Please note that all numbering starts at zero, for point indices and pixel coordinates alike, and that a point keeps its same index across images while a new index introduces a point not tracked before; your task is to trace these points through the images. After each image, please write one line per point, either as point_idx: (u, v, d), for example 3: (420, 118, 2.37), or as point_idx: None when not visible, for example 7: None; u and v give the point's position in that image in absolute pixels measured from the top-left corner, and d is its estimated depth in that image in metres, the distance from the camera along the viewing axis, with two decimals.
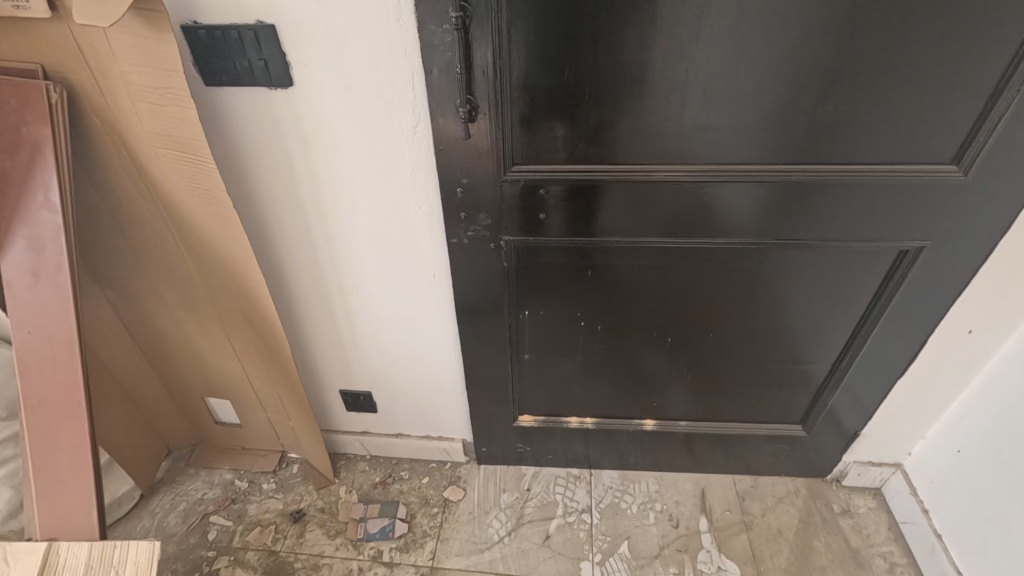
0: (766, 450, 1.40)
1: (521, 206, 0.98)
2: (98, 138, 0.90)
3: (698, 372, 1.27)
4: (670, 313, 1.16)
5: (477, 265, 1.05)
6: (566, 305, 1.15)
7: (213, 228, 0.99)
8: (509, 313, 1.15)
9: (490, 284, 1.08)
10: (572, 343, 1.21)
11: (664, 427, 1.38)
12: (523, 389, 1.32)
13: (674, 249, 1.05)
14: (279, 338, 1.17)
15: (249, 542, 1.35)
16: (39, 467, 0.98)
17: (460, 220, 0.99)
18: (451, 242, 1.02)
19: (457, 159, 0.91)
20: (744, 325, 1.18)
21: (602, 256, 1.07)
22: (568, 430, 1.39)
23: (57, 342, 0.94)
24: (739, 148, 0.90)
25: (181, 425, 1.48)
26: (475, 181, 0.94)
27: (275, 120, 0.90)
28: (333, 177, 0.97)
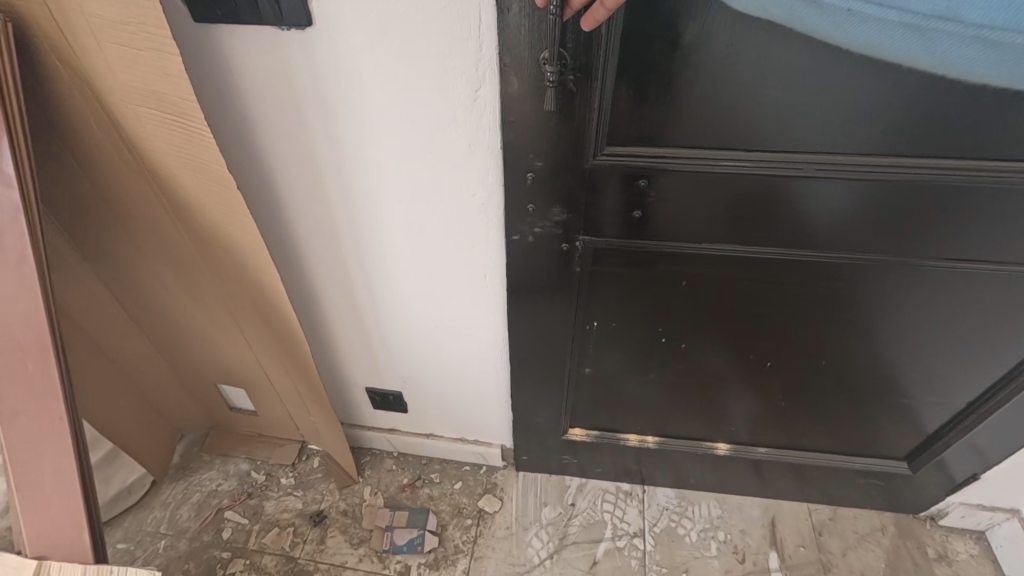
0: (853, 482, 1.21)
1: (610, 201, 0.77)
2: (61, 88, 0.69)
3: (791, 397, 1.07)
4: (766, 333, 0.96)
5: (542, 267, 0.85)
6: (645, 319, 0.95)
7: (214, 209, 0.79)
8: (575, 323, 0.96)
9: (555, 287, 0.88)
10: (646, 360, 1.03)
11: (738, 451, 1.19)
12: (577, 401, 1.13)
13: (791, 264, 0.84)
14: (295, 331, 0.99)
15: (266, 546, 1.24)
16: (22, 480, 0.83)
17: (528, 213, 0.78)
18: (511, 239, 0.81)
19: (530, 133, 0.68)
20: (862, 349, 0.96)
21: (697, 264, 0.86)
22: (623, 447, 1.21)
23: (30, 345, 0.78)
24: (917, 138, 0.67)
25: (192, 410, 1.35)
26: (555, 166, 0.72)
27: (289, 76, 0.68)
28: (363, 153, 0.75)
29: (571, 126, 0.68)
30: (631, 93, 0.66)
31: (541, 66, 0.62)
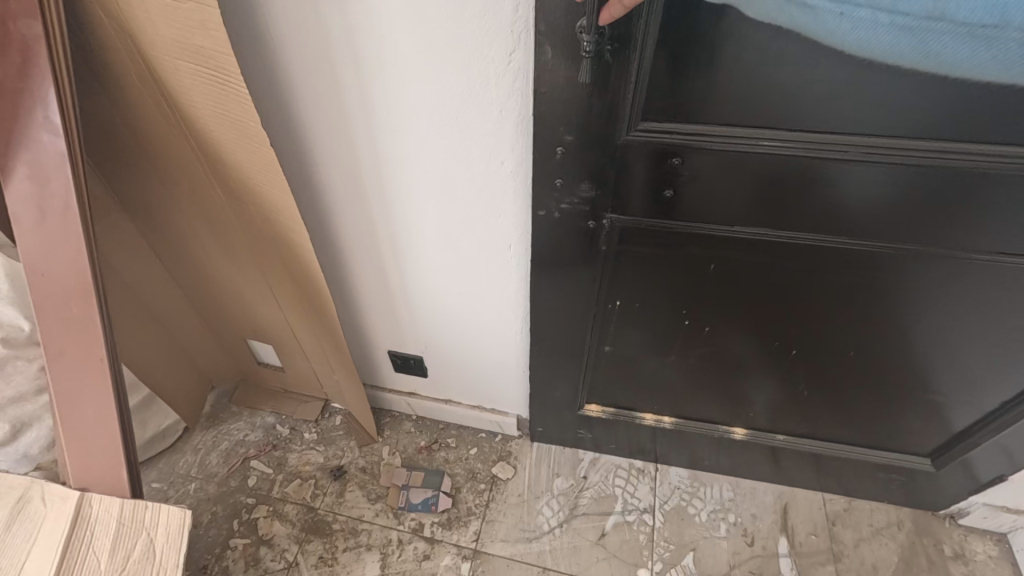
0: (871, 475, 1.19)
1: (641, 179, 0.76)
2: (105, 41, 0.70)
3: (814, 386, 1.05)
4: (793, 321, 0.94)
5: (568, 243, 0.84)
6: (669, 300, 0.94)
7: (250, 168, 0.80)
8: (598, 300, 0.95)
9: (579, 263, 0.88)
10: (667, 341, 1.02)
11: (755, 437, 1.18)
12: (595, 378, 1.14)
13: (826, 252, 0.82)
14: (322, 291, 1.02)
15: (288, 495, 1.29)
16: (69, 416, 0.89)
17: (556, 188, 0.77)
18: (538, 214, 0.81)
19: (563, 105, 0.67)
20: (894, 342, 0.93)
21: (728, 248, 0.84)
22: (638, 426, 1.22)
23: (74, 290, 0.81)
24: (976, 122, 0.63)
25: (223, 362, 1.41)
26: (587, 141, 0.71)
27: (324, 33, 0.67)
28: (395, 115, 0.75)
29: (607, 99, 0.66)
30: (671, 65, 0.64)
31: (578, 34, 0.60)
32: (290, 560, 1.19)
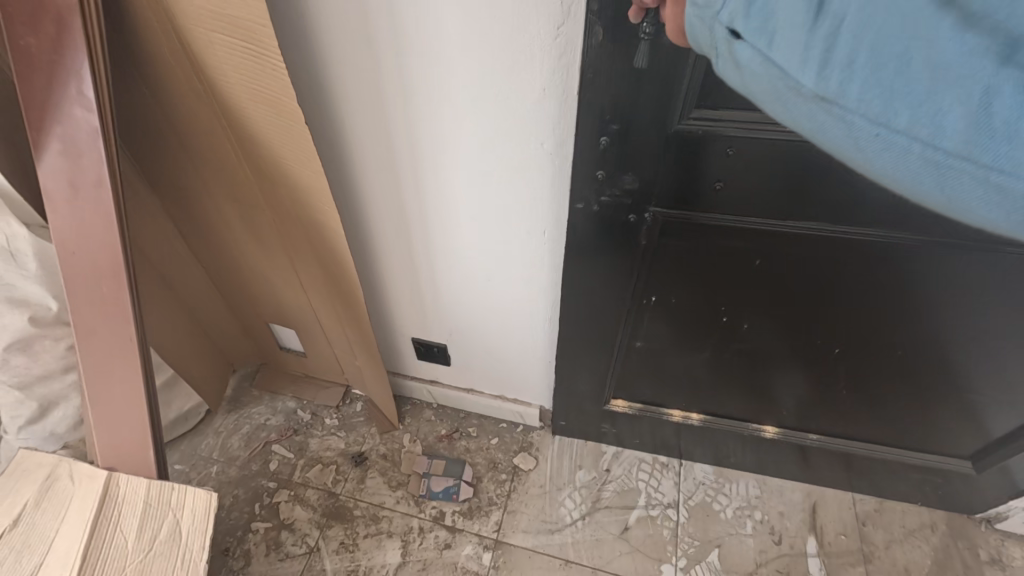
0: (906, 478, 1.15)
1: (686, 171, 0.73)
2: (139, 13, 0.69)
3: (853, 386, 1.01)
4: (834, 321, 0.91)
5: (606, 236, 0.82)
6: (708, 297, 0.92)
7: (283, 146, 0.79)
8: (632, 296, 0.93)
9: (615, 255, 0.85)
10: (703, 339, 0.99)
11: (787, 436, 1.15)
12: (623, 373, 1.11)
13: (877, 248, 0.78)
14: (348, 274, 1.00)
15: (310, 479, 1.29)
16: (100, 395, 0.89)
17: (596, 180, 0.75)
18: (574, 207, 0.78)
19: (611, 87, 0.64)
20: (942, 344, 0.89)
21: (772, 243, 0.81)
22: (665, 422, 1.19)
23: (105, 269, 0.81)
24: None
25: (246, 345, 1.40)
26: (633, 129, 0.69)
27: (363, 6, 0.65)
28: (431, 94, 0.73)
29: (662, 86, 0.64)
30: None
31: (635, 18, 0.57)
32: (312, 545, 1.19)
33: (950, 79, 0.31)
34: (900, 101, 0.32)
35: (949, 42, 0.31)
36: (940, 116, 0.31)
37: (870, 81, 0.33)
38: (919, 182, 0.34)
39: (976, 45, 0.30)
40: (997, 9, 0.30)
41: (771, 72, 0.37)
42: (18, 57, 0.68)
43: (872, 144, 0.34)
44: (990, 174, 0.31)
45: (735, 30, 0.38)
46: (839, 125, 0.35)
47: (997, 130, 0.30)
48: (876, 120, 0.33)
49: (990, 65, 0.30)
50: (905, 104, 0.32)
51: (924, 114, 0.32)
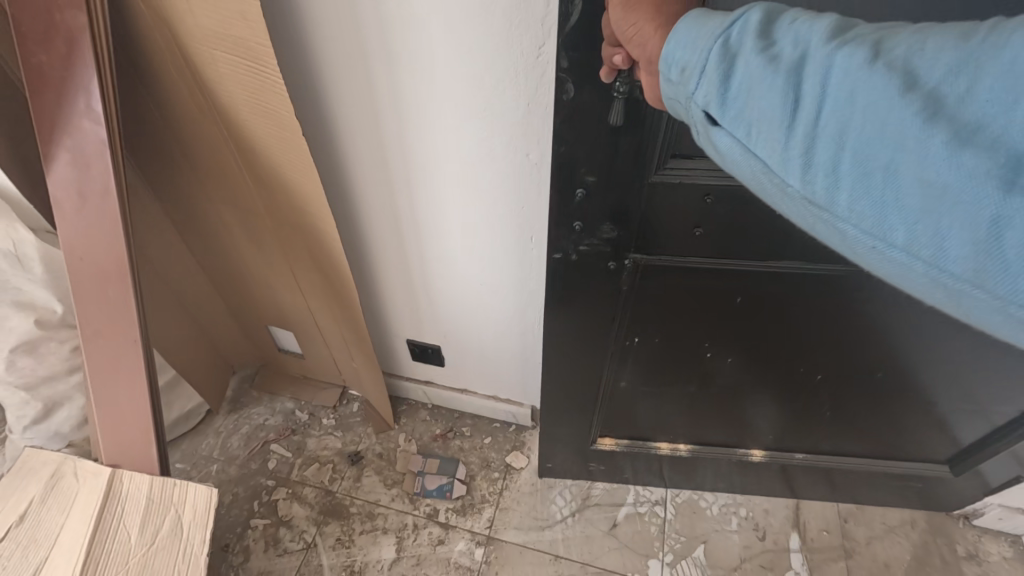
0: (888, 483, 1.18)
1: (665, 218, 0.77)
2: (145, 31, 0.72)
3: (835, 406, 1.04)
4: (812, 351, 0.94)
5: (589, 282, 0.86)
6: (694, 334, 0.95)
7: (282, 156, 0.83)
8: (616, 337, 0.96)
9: (598, 298, 0.88)
10: (688, 373, 1.03)
11: (774, 457, 1.17)
12: (607, 412, 1.13)
13: (852, 288, 0.82)
14: (344, 276, 1.04)
15: (307, 478, 1.32)
16: (105, 395, 0.93)
17: (573, 231, 0.78)
18: (553, 255, 0.82)
19: (589, 145, 0.68)
20: (916, 365, 0.92)
21: (752, 284, 0.85)
22: (654, 456, 1.20)
23: (111, 273, 0.84)
24: None
25: (245, 347, 1.44)
26: (610, 183, 0.72)
27: (357, 25, 0.69)
28: (423, 107, 0.76)
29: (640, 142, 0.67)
30: None
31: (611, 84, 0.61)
32: (309, 541, 1.22)
33: (945, 198, 0.30)
34: (892, 214, 0.32)
35: (942, 161, 0.30)
36: (940, 236, 0.30)
37: (858, 191, 0.33)
38: (928, 292, 0.33)
39: (973, 167, 0.29)
40: (994, 125, 0.28)
41: (757, 169, 0.38)
42: (30, 73, 0.72)
43: (870, 252, 0.34)
44: (1001, 301, 0.29)
45: (711, 117, 0.39)
46: (833, 229, 0.35)
47: (1004, 255, 0.28)
48: (870, 230, 0.33)
49: (990, 190, 0.28)
50: (897, 217, 0.32)
51: (920, 229, 0.31)
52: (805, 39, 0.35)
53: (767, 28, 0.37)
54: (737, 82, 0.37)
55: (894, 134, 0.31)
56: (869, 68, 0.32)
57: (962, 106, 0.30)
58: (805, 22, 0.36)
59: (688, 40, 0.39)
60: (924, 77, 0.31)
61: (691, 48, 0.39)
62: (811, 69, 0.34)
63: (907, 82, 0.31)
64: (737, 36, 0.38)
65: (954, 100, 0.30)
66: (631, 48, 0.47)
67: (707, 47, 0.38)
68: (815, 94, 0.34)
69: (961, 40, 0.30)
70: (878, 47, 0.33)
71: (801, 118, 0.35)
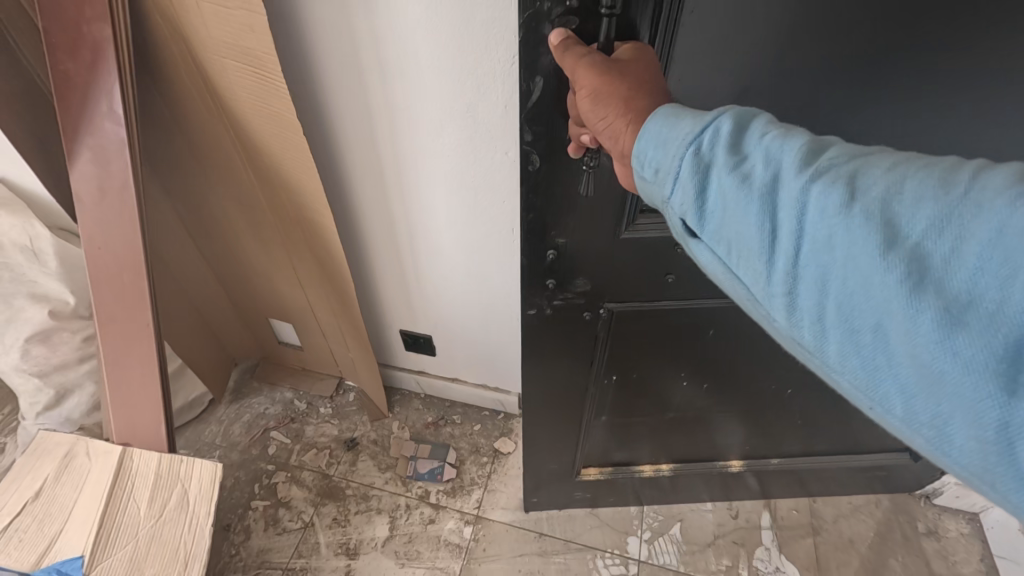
0: (857, 476, 1.23)
1: (635, 268, 0.81)
2: (162, 41, 0.80)
3: (806, 418, 1.08)
4: (783, 369, 0.98)
5: (566, 330, 0.90)
6: (669, 366, 0.98)
7: (284, 155, 0.91)
8: (595, 375, 0.99)
9: (576, 338, 0.92)
10: (665, 400, 1.05)
11: (752, 464, 1.20)
12: (589, 444, 1.14)
13: None
14: (341, 268, 1.12)
15: (306, 462, 1.39)
16: (117, 376, 1.00)
17: (547, 287, 0.83)
18: (528, 309, 0.86)
19: (560, 212, 0.73)
20: None
21: (723, 316, 0.88)
22: (638, 479, 1.21)
23: (126, 261, 0.92)
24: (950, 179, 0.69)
25: (247, 339, 1.51)
26: (578, 243, 0.77)
27: (352, 37, 0.77)
28: (412, 111, 0.84)
29: (606, 204, 0.72)
30: None
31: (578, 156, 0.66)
32: (307, 521, 1.29)
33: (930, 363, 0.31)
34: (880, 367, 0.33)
35: (925, 326, 0.31)
36: (927, 399, 0.31)
37: (846, 337, 0.35)
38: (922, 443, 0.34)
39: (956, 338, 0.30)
40: (978, 298, 0.30)
41: (748, 295, 0.40)
42: (57, 78, 0.80)
43: (862, 396, 0.35)
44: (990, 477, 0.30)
45: (697, 233, 0.42)
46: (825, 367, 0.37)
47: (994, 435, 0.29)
48: (859, 377, 0.35)
49: (989, 385, 0.29)
50: (883, 369, 0.33)
51: (907, 387, 0.32)
52: (777, 158, 0.38)
53: (740, 145, 0.39)
54: (717, 205, 0.39)
55: (879, 291, 0.33)
56: (847, 212, 0.34)
57: (948, 273, 0.31)
58: (782, 146, 0.38)
59: (661, 152, 0.42)
60: (905, 231, 0.33)
61: (663, 153, 0.42)
62: (793, 205, 0.36)
63: (890, 235, 0.33)
64: (709, 145, 0.40)
65: (937, 260, 0.31)
66: (600, 134, 0.51)
67: (678, 156, 0.41)
68: (795, 229, 0.36)
69: (940, 191, 0.32)
70: (856, 187, 0.35)
71: (780, 248, 0.37)
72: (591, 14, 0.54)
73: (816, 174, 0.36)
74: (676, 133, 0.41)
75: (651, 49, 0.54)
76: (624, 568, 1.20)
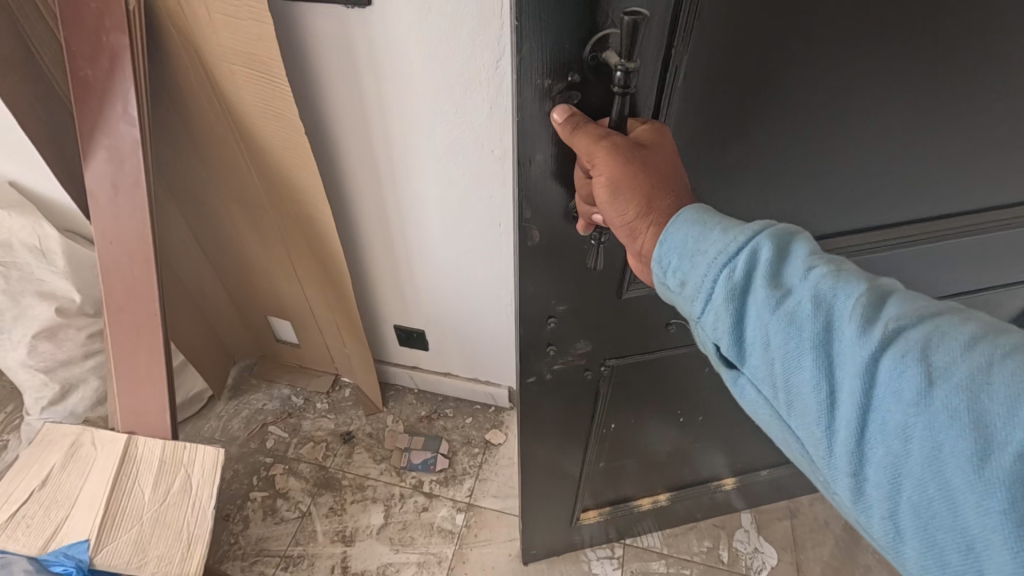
0: None
1: (634, 320, 0.81)
2: (175, 50, 0.87)
3: None
4: None
5: (567, 390, 0.87)
6: (666, 406, 0.98)
7: (286, 154, 0.97)
8: (595, 427, 0.96)
9: (575, 395, 0.89)
10: (659, 438, 1.04)
11: (745, 480, 1.19)
12: (585, 494, 1.10)
13: None
14: (339, 264, 1.18)
15: (303, 455, 1.44)
16: (125, 364, 1.06)
17: (548, 353, 0.80)
18: (529, 376, 0.82)
19: (562, 280, 0.72)
20: None
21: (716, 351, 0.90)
22: (636, 512, 1.18)
23: (138, 254, 0.98)
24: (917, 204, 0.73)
25: (246, 338, 1.56)
26: (580, 307, 0.76)
27: (350, 45, 0.84)
28: (405, 113, 0.91)
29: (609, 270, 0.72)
30: None
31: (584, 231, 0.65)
32: (304, 510, 1.33)
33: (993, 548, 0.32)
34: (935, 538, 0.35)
35: (995, 516, 0.32)
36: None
37: (905, 501, 0.36)
38: None
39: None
40: None
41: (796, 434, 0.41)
42: (77, 83, 0.86)
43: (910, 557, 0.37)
44: None
45: (742, 364, 0.43)
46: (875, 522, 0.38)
47: None
48: (913, 544, 0.36)
49: None
50: (939, 540, 0.35)
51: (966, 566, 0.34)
52: (828, 301, 0.39)
53: (786, 280, 0.41)
54: (762, 340, 0.41)
55: (950, 469, 0.34)
56: (923, 398, 0.35)
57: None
58: (836, 291, 0.39)
59: (701, 274, 0.43)
60: (983, 416, 0.33)
61: (691, 266, 0.44)
62: (851, 358, 0.38)
63: (970, 427, 0.33)
64: (754, 275, 0.42)
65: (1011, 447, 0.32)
66: (620, 232, 0.52)
67: (721, 282, 0.42)
68: (852, 383, 0.38)
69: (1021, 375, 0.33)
70: (920, 351, 0.36)
71: (841, 413, 0.38)
72: (592, 88, 0.54)
73: (888, 350, 0.37)
74: (711, 254, 0.43)
75: (666, 129, 0.54)
76: (611, 551, 1.25)
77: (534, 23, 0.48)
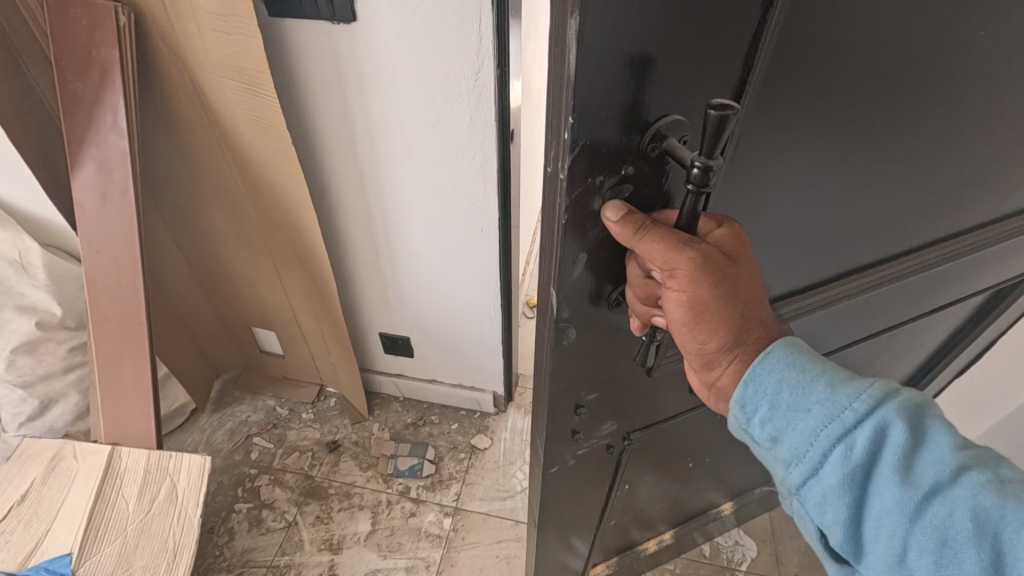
0: None
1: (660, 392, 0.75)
2: (164, 65, 0.90)
3: None
4: None
5: (587, 470, 0.80)
6: (677, 458, 0.95)
7: (272, 163, 1.00)
8: (610, 495, 0.90)
9: (593, 471, 0.81)
10: (671, 486, 1.02)
11: (742, 502, 1.21)
12: (596, 551, 1.04)
13: None
14: (325, 272, 1.20)
15: (288, 465, 1.44)
16: (109, 376, 1.06)
17: (572, 442, 0.72)
18: (551, 468, 0.74)
19: (596, 373, 0.63)
20: None
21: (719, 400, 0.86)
22: (644, 555, 1.16)
23: (125, 263, 0.99)
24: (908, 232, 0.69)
25: (230, 349, 1.56)
26: (609, 394, 0.68)
27: (336, 59, 0.87)
28: (389, 123, 0.95)
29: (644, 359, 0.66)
30: None
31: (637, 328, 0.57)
32: (290, 520, 1.33)
33: None
34: None
35: None
36: None
37: None
38: None
39: None
40: None
41: None
42: (66, 97, 0.89)
43: None
44: None
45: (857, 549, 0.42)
46: None
47: None
48: None
49: None
50: None
51: None
52: (969, 506, 0.37)
53: (912, 471, 0.39)
54: (885, 531, 0.40)
55: None
56: None
57: None
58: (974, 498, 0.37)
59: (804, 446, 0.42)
60: None
61: (786, 425, 0.43)
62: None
63: None
64: (875, 459, 0.40)
65: None
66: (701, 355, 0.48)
67: (832, 460, 0.41)
68: None
69: None
70: None
71: None
72: (651, 182, 0.46)
73: None
74: (815, 424, 0.42)
75: (740, 228, 0.48)
76: None
77: (591, 125, 0.40)
